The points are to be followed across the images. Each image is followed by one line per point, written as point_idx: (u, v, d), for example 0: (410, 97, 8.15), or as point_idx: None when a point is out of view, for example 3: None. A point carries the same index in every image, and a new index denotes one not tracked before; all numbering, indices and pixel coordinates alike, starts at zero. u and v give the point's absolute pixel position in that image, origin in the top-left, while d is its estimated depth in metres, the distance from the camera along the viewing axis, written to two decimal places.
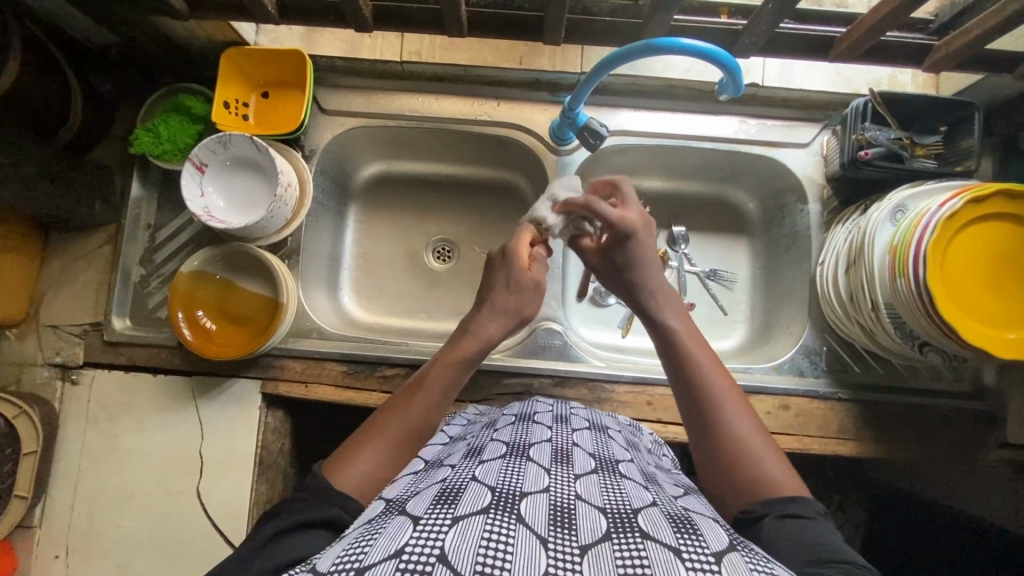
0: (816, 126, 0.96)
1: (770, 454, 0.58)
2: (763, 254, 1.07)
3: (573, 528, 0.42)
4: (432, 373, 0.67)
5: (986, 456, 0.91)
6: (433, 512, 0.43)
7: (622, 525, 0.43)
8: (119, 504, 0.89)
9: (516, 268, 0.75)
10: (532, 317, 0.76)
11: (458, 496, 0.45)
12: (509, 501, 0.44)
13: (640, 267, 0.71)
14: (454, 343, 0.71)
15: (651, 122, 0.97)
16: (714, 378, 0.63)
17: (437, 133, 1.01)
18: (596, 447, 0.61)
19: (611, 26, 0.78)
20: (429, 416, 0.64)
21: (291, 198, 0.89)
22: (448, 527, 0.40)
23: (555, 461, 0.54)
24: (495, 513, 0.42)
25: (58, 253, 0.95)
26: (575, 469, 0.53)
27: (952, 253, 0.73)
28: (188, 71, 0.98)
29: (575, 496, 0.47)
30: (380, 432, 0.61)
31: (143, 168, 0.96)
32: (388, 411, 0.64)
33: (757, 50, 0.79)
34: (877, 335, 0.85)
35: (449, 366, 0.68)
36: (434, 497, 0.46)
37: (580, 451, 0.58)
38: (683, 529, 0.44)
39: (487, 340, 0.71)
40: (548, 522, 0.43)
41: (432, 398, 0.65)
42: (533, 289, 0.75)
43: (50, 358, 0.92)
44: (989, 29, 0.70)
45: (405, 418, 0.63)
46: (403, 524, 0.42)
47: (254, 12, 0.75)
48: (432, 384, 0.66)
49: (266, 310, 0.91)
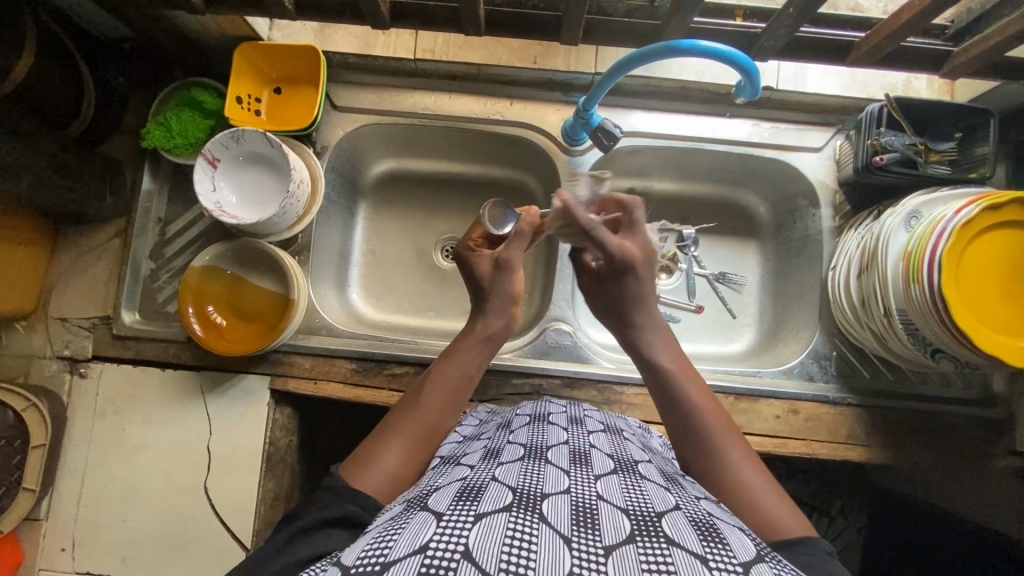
0: (829, 131, 0.96)
1: (774, 493, 0.58)
2: (774, 258, 1.07)
3: (597, 529, 0.42)
4: (443, 370, 0.69)
5: (993, 463, 0.91)
6: (455, 509, 0.42)
7: (647, 529, 0.43)
8: (126, 499, 0.88)
9: (479, 270, 0.75)
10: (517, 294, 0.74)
11: (480, 493, 0.45)
12: (531, 500, 0.44)
13: (635, 301, 0.73)
14: (457, 340, 0.72)
15: (664, 123, 0.96)
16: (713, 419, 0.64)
17: (448, 131, 1.00)
18: (613, 449, 0.60)
19: (628, 27, 0.78)
20: (442, 411, 0.66)
21: (303, 194, 0.88)
22: (472, 525, 0.40)
23: (574, 462, 0.54)
24: (517, 511, 0.42)
25: (68, 247, 0.95)
26: (594, 470, 0.53)
27: (968, 264, 0.73)
28: (199, 65, 0.98)
29: (597, 497, 0.47)
30: (393, 431, 0.63)
31: (154, 161, 0.96)
32: (404, 408, 0.66)
33: (776, 54, 0.79)
34: (889, 341, 0.85)
35: (459, 362, 0.70)
36: (456, 494, 0.46)
37: (597, 453, 0.58)
38: (708, 536, 0.44)
39: (489, 330, 0.72)
40: (571, 522, 0.42)
41: (442, 390, 0.67)
42: (494, 275, 0.74)
43: (59, 351, 0.92)
44: (1008, 37, 0.69)
45: (420, 416, 0.64)
46: (426, 520, 0.42)
47: (271, 8, 0.75)
48: (439, 380, 0.67)
49: (275, 307, 0.91)
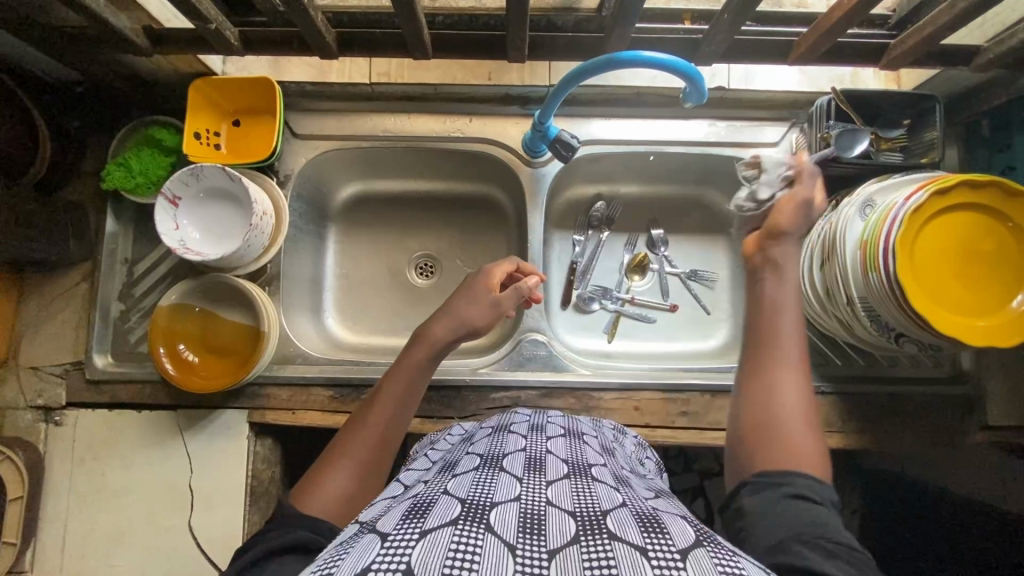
0: (784, 125, 0.98)
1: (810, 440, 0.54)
2: (742, 252, 1.09)
3: (542, 534, 0.43)
4: (387, 385, 0.69)
5: (968, 439, 0.93)
6: (401, 527, 0.43)
7: (591, 528, 0.44)
8: (109, 543, 0.88)
9: (478, 293, 0.78)
10: (481, 323, 0.76)
11: (428, 509, 0.46)
12: (479, 511, 0.45)
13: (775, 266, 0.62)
14: (407, 351, 0.72)
15: (621, 130, 0.98)
16: (788, 349, 0.57)
17: (410, 151, 1.01)
18: (569, 453, 0.61)
19: (574, 41, 0.80)
20: (392, 423, 0.66)
21: (267, 226, 0.89)
22: (416, 541, 0.41)
23: (528, 469, 0.55)
24: (463, 524, 0.43)
25: (34, 294, 0.94)
26: (547, 475, 0.54)
27: (919, 248, 0.75)
28: (156, 104, 0.98)
29: (546, 502, 0.48)
30: (339, 455, 0.63)
31: (117, 203, 0.95)
32: (350, 430, 0.65)
33: (719, 57, 0.80)
34: (854, 329, 0.86)
35: (404, 373, 0.70)
36: (405, 513, 0.46)
37: (552, 459, 0.58)
38: (650, 529, 0.45)
39: (435, 342, 0.72)
40: (517, 529, 0.43)
41: (389, 408, 0.67)
42: (491, 305, 0.78)
43: (32, 401, 0.92)
44: (940, 27, 0.71)
45: (366, 433, 0.64)
46: (372, 541, 0.42)
47: (217, 45, 0.75)
48: (386, 395, 0.68)
49: (247, 338, 0.90)
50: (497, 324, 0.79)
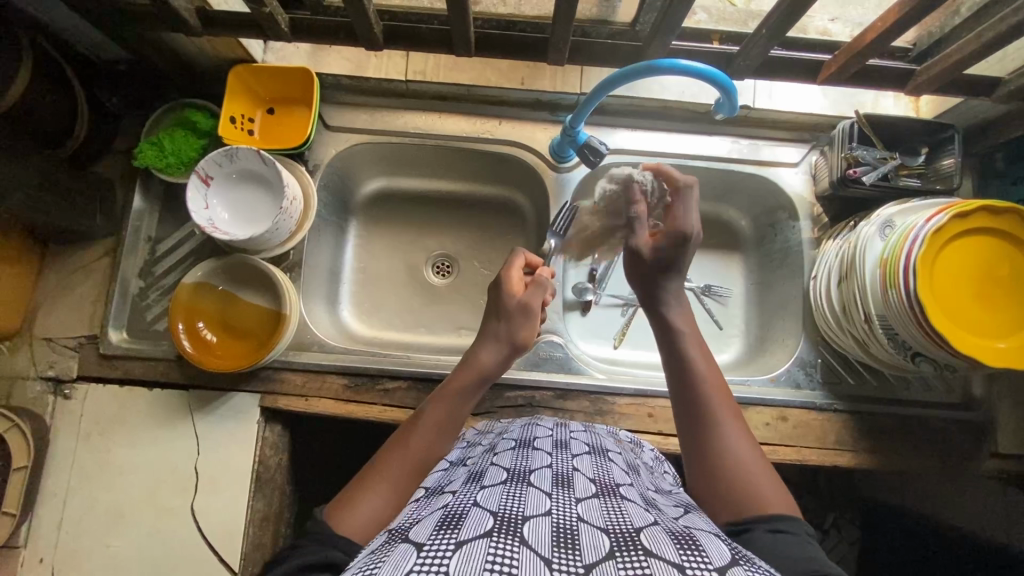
0: (805, 147, 1.00)
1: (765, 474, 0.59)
2: (756, 270, 1.10)
3: (577, 549, 0.43)
4: (428, 412, 0.69)
5: (980, 466, 0.93)
6: (436, 538, 0.43)
7: (626, 544, 0.44)
8: (108, 523, 0.86)
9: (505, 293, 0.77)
10: (527, 343, 0.75)
11: (461, 520, 0.46)
12: (513, 524, 0.45)
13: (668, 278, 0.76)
14: (451, 377, 0.72)
15: (647, 141, 1.00)
16: (715, 401, 0.65)
17: (438, 149, 1.03)
18: (596, 472, 0.61)
19: (611, 48, 0.82)
20: (429, 447, 0.66)
21: (296, 211, 0.90)
22: (452, 552, 0.41)
23: (556, 486, 0.55)
24: (498, 536, 0.43)
25: (55, 265, 0.94)
26: (576, 493, 0.54)
27: (939, 267, 0.76)
28: (193, 87, 1.00)
29: (578, 518, 0.48)
30: (378, 475, 0.62)
31: (146, 180, 0.96)
32: (391, 448, 0.66)
33: (751, 73, 0.84)
34: (870, 348, 0.87)
35: (444, 401, 0.70)
36: (437, 523, 0.46)
37: (580, 476, 0.59)
38: (686, 546, 0.45)
39: (482, 370, 0.72)
40: (551, 545, 0.43)
41: (429, 434, 0.67)
42: (523, 312, 0.75)
43: (43, 372, 0.91)
44: (966, 55, 0.74)
45: (404, 455, 0.64)
46: (407, 551, 0.42)
47: (268, 30, 0.77)
48: (427, 422, 0.68)
49: (267, 322, 0.91)
50: (538, 331, 0.77)
